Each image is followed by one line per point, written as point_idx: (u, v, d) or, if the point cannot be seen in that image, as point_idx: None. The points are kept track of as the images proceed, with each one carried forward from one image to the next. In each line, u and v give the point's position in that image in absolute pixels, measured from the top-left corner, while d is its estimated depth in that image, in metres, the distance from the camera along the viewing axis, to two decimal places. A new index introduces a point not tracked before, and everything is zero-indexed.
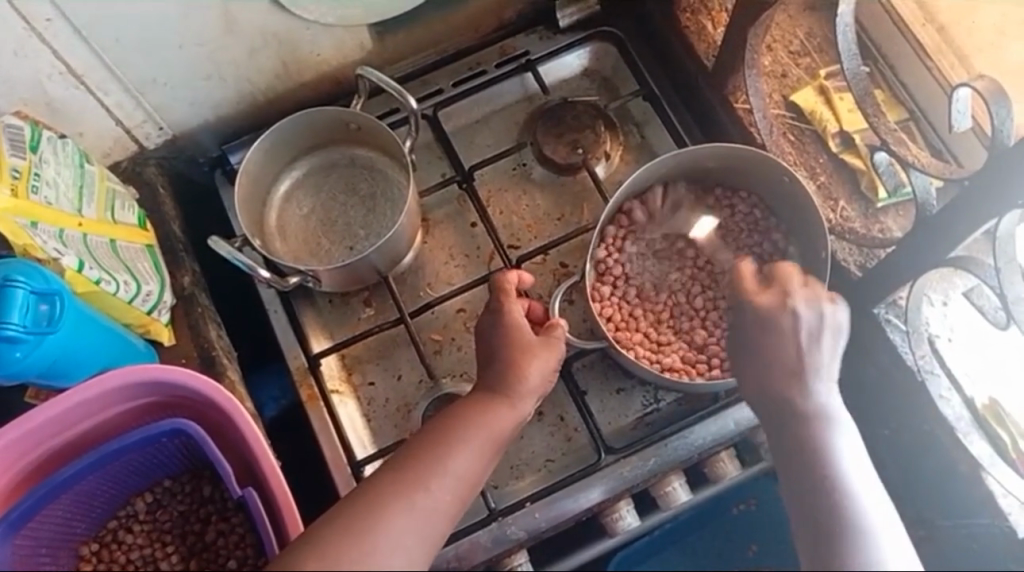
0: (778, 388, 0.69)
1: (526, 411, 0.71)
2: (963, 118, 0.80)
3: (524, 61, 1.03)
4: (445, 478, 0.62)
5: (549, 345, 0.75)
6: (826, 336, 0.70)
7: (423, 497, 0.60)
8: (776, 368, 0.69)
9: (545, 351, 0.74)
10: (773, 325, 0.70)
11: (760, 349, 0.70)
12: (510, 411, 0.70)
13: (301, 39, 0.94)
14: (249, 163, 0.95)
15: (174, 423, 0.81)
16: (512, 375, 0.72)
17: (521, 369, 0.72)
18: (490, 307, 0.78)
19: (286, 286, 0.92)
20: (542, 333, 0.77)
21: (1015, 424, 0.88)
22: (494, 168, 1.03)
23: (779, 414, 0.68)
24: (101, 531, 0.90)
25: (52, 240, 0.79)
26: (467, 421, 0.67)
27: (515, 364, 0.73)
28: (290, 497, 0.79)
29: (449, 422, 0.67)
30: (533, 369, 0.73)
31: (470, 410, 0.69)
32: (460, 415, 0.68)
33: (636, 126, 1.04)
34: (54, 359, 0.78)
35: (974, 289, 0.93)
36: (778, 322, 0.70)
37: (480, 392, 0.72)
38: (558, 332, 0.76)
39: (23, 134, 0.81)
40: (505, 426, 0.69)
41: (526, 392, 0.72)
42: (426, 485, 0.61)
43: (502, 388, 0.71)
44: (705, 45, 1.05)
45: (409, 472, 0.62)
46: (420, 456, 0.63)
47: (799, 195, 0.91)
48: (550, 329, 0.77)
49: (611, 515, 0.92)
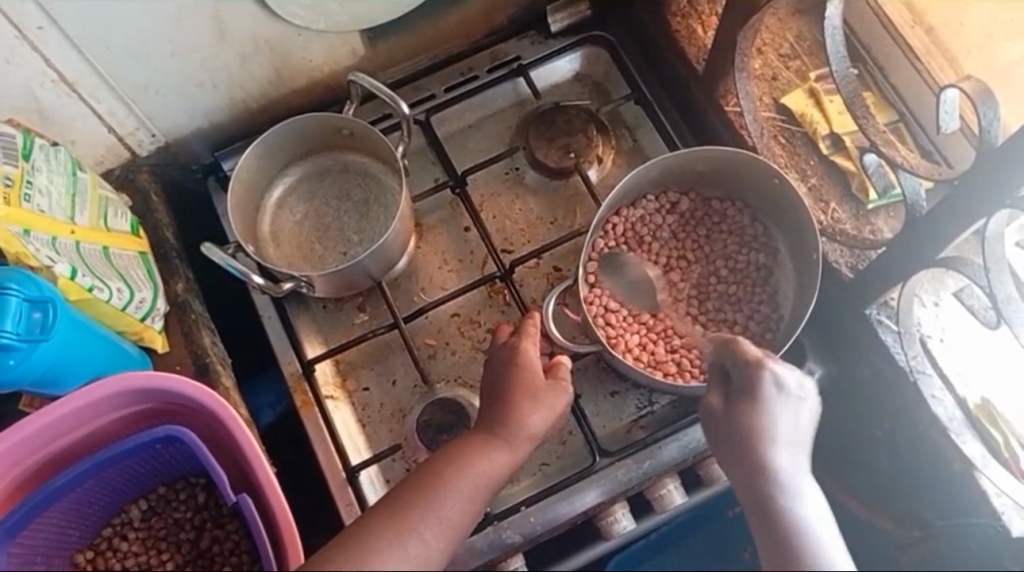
0: (746, 447, 0.67)
1: (525, 454, 0.71)
2: (951, 119, 0.80)
3: (516, 65, 1.04)
4: (439, 521, 0.62)
5: (554, 390, 0.75)
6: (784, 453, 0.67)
7: (414, 544, 0.61)
8: (747, 437, 0.67)
9: (552, 395, 0.75)
10: (765, 389, 0.69)
11: (734, 418, 0.69)
12: (505, 456, 0.69)
13: (292, 45, 0.94)
14: (243, 168, 0.95)
15: (168, 430, 0.81)
16: (508, 417, 0.72)
17: (520, 413, 0.72)
18: (506, 344, 0.79)
19: (279, 291, 0.91)
20: (548, 374, 0.77)
21: (1008, 425, 0.88)
22: (488, 173, 1.04)
23: (751, 476, 0.66)
24: (95, 539, 0.90)
25: (46, 248, 0.79)
26: (456, 464, 0.66)
27: (512, 405, 0.73)
28: (288, 507, 0.78)
29: (447, 460, 0.67)
30: (532, 415, 0.73)
31: (468, 449, 0.68)
32: (452, 459, 0.67)
33: (627, 130, 1.04)
34: (48, 367, 0.78)
35: (964, 289, 0.94)
36: (771, 382, 0.69)
37: (477, 429, 0.72)
38: (564, 374, 0.77)
39: (15, 143, 0.81)
40: (502, 467, 0.69)
41: (527, 436, 0.72)
42: (418, 530, 0.61)
43: (503, 430, 0.71)
44: (695, 49, 1.04)
45: (404, 515, 0.62)
46: (416, 496, 0.63)
47: (789, 196, 0.91)
48: (554, 369, 0.78)
49: (607, 519, 0.91)
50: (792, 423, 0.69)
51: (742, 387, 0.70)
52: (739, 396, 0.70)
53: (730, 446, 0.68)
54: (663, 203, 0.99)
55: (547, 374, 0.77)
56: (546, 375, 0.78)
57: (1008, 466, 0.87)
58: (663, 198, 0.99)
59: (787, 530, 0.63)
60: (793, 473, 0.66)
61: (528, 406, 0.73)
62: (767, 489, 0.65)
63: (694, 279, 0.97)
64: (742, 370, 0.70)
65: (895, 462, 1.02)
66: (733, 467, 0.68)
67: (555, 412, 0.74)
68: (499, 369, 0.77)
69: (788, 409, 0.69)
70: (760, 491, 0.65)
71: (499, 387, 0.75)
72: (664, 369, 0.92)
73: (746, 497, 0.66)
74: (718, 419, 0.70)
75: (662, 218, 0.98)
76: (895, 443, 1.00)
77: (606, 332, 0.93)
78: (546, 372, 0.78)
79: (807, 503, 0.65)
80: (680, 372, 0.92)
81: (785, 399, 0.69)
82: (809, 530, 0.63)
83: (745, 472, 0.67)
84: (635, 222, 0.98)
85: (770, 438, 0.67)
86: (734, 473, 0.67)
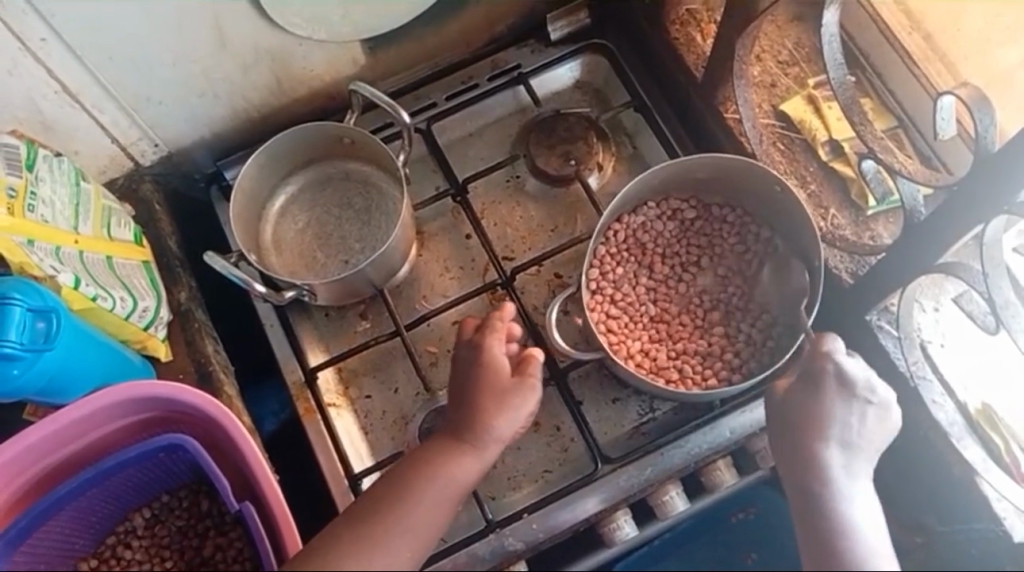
0: (803, 443, 0.72)
1: (492, 456, 0.72)
2: (947, 125, 0.81)
3: (516, 74, 1.04)
4: (406, 534, 0.64)
5: (521, 391, 0.72)
6: (845, 446, 0.72)
7: (383, 558, 0.63)
8: (805, 431, 0.73)
9: (519, 396, 0.72)
10: (827, 380, 0.75)
11: (794, 407, 0.75)
12: (474, 459, 0.70)
13: (293, 54, 0.94)
14: (245, 178, 0.96)
15: (170, 438, 0.81)
16: (480, 422, 0.71)
17: (491, 419, 0.71)
18: (471, 340, 0.76)
19: (281, 300, 0.92)
20: (516, 371, 0.74)
21: (1008, 429, 0.89)
22: (489, 181, 1.04)
23: (804, 465, 0.71)
24: (100, 547, 0.91)
25: (49, 257, 0.79)
26: (426, 471, 0.68)
27: (481, 409, 0.71)
28: (289, 514, 0.79)
29: (418, 465, 0.69)
30: (499, 417, 0.71)
31: (439, 454, 0.70)
32: (423, 462, 0.69)
33: (628, 137, 1.05)
34: (51, 376, 0.79)
35: (963, 294, 0.95)
36: (834, 375, 0.75)
37: (446, 435, 0.72)
38: (534, 370, 0.74)
39: (19, 153, 0.81)
40: (468, 473, 0.70)
41: (492, 439, 0.71)
42: (387, 543, 0.63)
43: (468, 434, 0.71)
44: (694, 57, 1.04)
45: (376, 528, 0.64)
46: (388, 505, 0.65)
47: (788, 203, 0.92)
48: (524, 364, 0.75)
49: (609, 526, 0.91)
50: (854, 423, 0.73)
51: (810, 379, 0.76)
52: (806, 387, 0.75)
53: (787, 438, 0.74)
54: (664, 210, 0.99)
55: (517, 369, 0.74)
56: (516, 370, 0.74)
57: (1011, 473, 0.88)
58: (665, 205, 0.99)
59: (835, 533, 0.66)
60: (846, 471, 0.70)
61: (499, 409, 0.71)
62: (819, 481, 0.69)
63: (700, 288, 0.97)
64: (810, 361, 0.77)
65: (898, 468, 1.02)
66: (788, 460, 0.73)
67: (523, 411, 0.72)
68: (466, 371, 0.74)
69: (854, 410, 0.73)
70: (805, 481, 0.70)
71: (463, 388, 0.73)
72: (666, 377, 0.93)
73: (797, 496, 0.70)
74: (780, 412, 0.76)
75: (663, 225, 0.99)
76: (895, 448, 1.00)
77: (608, 339, 0.94)
78: (516, 368, 0.75)
79: (859, 503, 0.68)
80: (681, 379, 0.93)
81: (845, 393, 0.74)
82: (859, 534, 0.66)
83: (801, 470, 0.71)
84: (637, 229, 0.98)
85: (828, 434, 0.72)
86: (787, 471, 0.72)
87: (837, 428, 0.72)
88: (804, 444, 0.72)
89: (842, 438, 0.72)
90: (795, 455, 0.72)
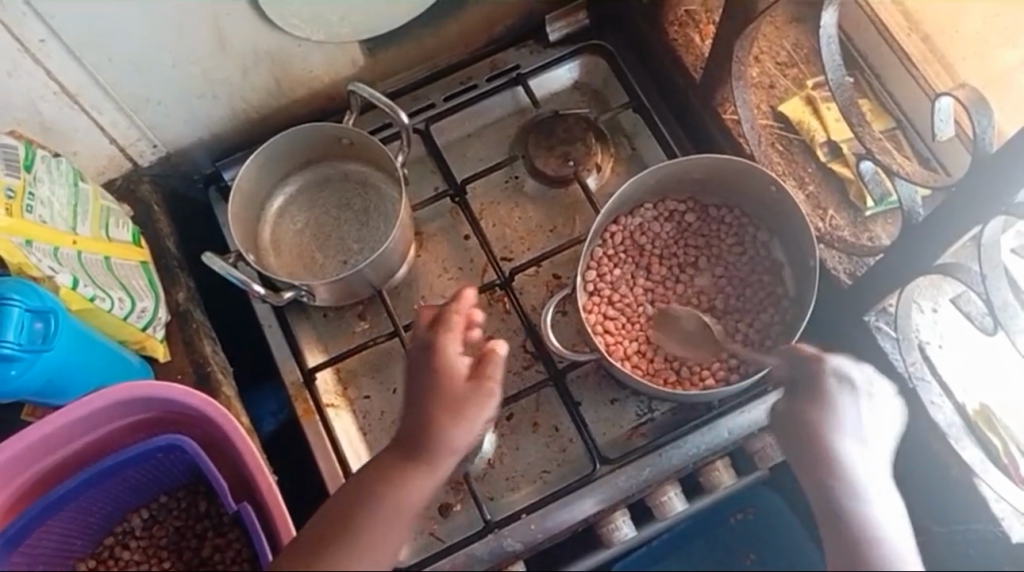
0: (812, 442, 0.67)
1: (448, 469, 0.67)
2: (946, 125, 0.80)
3: (515, 75, 1.04)
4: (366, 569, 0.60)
5: (475, 399, 0.68)
6: (860, 442, 0.67)
7: None
8: (813, 430, 0.68)
9: (475, 404, 0.67)
10: (826, 384, 0.70)
11: (795, 412, 0.69)
12: (429, 476, 0.65)
13: (292, 56, 0.94)
14: (243, 179, 0.96)
15: (168, 439, 0.81)
16: (429, 437, 0.66)
17: (444, 433, 0.66)
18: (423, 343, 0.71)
19: (280, 300, 0.91)
20: (474, 369, 0.70)
21: (1006, 430, 0.90)
22: (487, 182, 1.04)
23: (815, 464, 0.66)
24: (98, 547, 0.91)
25: (47, 258, 0.79)
26: (378, 494, 0.64)
27: (432, 422, 0.66)
28: (286, 515, 0.79)
29: (369, 488, 0.64)
30: (452, 430, 0.66)
31: (388, 476, 0.65)
32: (372, 486, 0.64)
33: (626, 138, 1.05)
34: (49, 377, 0.79)
35: (962, 295, 0.95)
36: (832, 372, 0.71)
37: (394, 452, 0.67)
38: (492, 369, 0.69)
39: (17, 154, 0.81)
40: (424, 492, 0.65)
41: (447, 452, 0.66)
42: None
43: (418, 449, 0.66)
44: (693, 58, 1.05)
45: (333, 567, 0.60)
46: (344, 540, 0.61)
47: (785, 204, 0.92)
48: (486, 358, 0.70)
49: (607, 526, 0.92)
50: (862, 417, 0.68)
51: (808, 385, 0.71)
52: (804, 395, 0.70)
53: (793, 438, 0.69)
54: (661, 211, 0.99)
55: (473, 370, 0.70)
56: (473, 369, 0.70)
57: (1009, 473, 0.88)
58: (662, 206, 0.99)
59: (860, 536, 0.62)
60: (863, 468, 0.66)
61: (452, 422, 0.67)
62: (837, 480, 0.65)
63: (700, 288, 0.97)
64: (802, 366, 0.73)
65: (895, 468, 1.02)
66: (796, 459, 0.68)
67: (480, 419, 0.67)
68: (418, 377, 0.70)
69: (859, 405, 0.69)
70: (819, 482, 0.65)
71: (415, 397, 0.68)
72: (663, 378, 0.93)
73: (814, 502, 0.65)
74: (785, 424, 0.70)
75: (659, 226, 0.99)
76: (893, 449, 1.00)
77: (605, 340, 0.94)
78: (476, 366, 0.70)
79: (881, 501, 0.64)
80: (680, 380, 0.93)
81: (850, 395, 0.69)
82: (885, 537, 0.62)
83: (813, 467, 0.66)
84: (634, 231, 0.98)
85: (840, 430, 0.67)
86: (800, 477, 0.67)
87: (850, 424, 0.68)
88: (811, 445, 0.67)
89: (855, 435, 0.67)
90: (803, 452, 0.67)
